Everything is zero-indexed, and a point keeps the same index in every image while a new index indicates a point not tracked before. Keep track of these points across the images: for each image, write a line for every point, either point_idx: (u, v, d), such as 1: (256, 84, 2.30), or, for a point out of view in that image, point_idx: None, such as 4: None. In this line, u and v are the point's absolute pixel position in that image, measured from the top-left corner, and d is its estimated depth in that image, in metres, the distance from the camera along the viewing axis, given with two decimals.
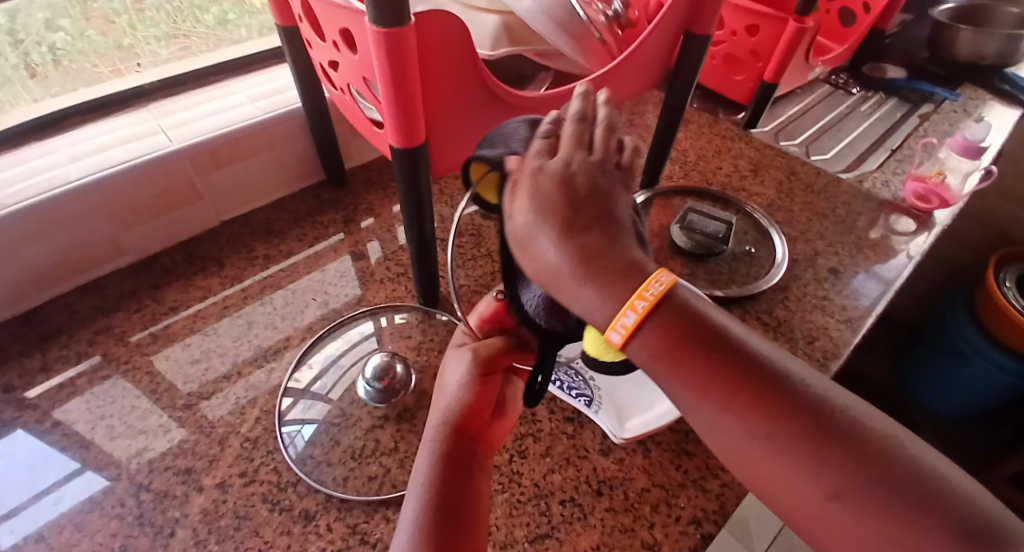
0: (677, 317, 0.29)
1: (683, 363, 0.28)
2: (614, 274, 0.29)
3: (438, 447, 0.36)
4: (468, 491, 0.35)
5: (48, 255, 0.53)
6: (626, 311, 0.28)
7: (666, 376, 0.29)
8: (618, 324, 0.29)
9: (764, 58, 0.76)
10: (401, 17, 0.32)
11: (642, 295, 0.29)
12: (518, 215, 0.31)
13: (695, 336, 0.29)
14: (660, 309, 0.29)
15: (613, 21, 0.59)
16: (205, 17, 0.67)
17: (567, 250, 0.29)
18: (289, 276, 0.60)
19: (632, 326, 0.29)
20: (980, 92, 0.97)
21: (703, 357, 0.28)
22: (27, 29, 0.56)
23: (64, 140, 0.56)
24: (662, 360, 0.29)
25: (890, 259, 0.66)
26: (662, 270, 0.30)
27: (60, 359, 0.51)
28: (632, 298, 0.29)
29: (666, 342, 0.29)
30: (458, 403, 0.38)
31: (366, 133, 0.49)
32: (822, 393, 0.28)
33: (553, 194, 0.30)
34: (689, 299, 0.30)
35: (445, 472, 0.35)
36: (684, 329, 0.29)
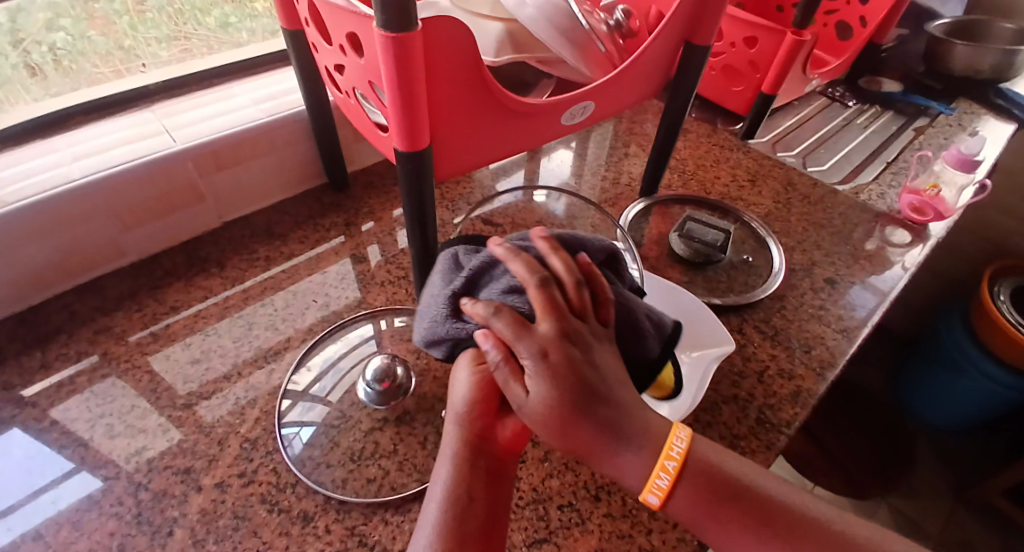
0: (702, 477, 0.35)
1: (713, 511, 0.34)
2: (642, 442, 0.35)
3: (456, 451, 0.38)
4: (484, 494, 0.37)
5: (48, 253, 0.53)
6: (659, 476, 0.35)
7: (698, 524, 0.35)
8: (654, 488, 0.35)
9: (762, 69, 0.77)
10: (408, 22, 0.33)
11: (670, 455, 0.35)
12: (529, 403, 0.34)
13: (718, 490, 0.35)
14: (687, 466, 0.35)
15: (614, 31, 0.60)
16: (206, 20, 0.67)
17: (589, 432, 0.34)
18: (290, 278, 0.60)
19: (666, 488, 0.35)
20: (975, 106, 0.98)
21: (725, 503, 0.35)
22: (28, 29, 0.55)
23: (67, 139, 0.57)
24: (690, 512, 0.35)
25: (886, 270, 0.67)
26: (679, 425, 0.36)
27: (60, 358, 0.51)
28: (661, 460, 0.35)
29: (698, 499, 0.35)
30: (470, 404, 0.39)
31: (371, 137, 0.49)
32: (815, 514, 0.35)
33: (557, 386, 0.34)
34: (703, 450, 0.37)
35: (462, 474, 0.37)
36: (709, 482, 0.35)
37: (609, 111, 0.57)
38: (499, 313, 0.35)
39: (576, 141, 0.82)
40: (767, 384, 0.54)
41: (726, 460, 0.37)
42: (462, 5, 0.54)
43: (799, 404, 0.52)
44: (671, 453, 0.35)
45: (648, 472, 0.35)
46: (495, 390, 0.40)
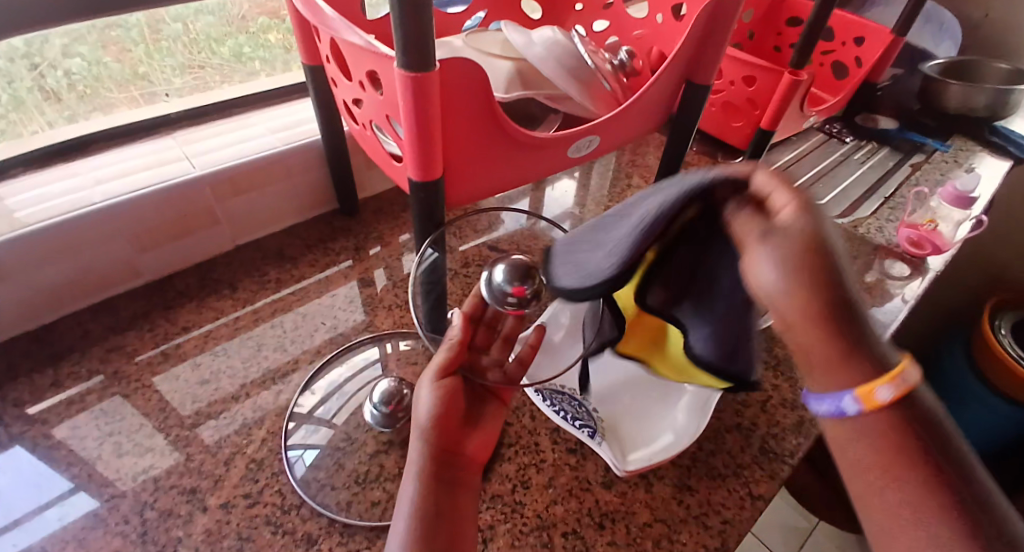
0: (910, 418, 0.31)
1: (896, 444, 0.30)
2: (850, 357, 0.31)
3: (420, 465, 0.38)
4: (450, 503, 0.38)
5: (66, 273, 0.54)
6: (886, 382, 0.30)
7: (875, 444, 0.30)
8: (879, 384, 0.30)
9: (761, 106, 0.80)
10: (426, 61, 0.35)
11: (896, 378, 0.30)
12: (765, 274, 0.30)
13: (922, 434, 0.30)
14: (905, 400, 0.30)
15: (618, 70, 0.63)
16: (221, 50, 0.69)
17: (812, 305, 0.30)
18: (299, 300, 0.61)
19: (890, 391, 0.30)
20: (970, 143, 1.01)
21: (919, 446, 0.30)
22: (44, 54, 0.56)
23: (89, 164, 0.59)
24: (888, 434, 0.30)
25: (885, 302, 0.68)
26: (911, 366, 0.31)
27: (71, 376, 0.52)
28: (889, 375, 0.30)
29: (883, 429, 0.30)
30: (432, 417, 0.40)
31: (385, 166, 0.51)
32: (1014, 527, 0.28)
33: (806, 270, 0.30)
34: (929, 404, 0.31)
35: (428, 488, 0.37)
36: (919, 427, 0.30)
37: (614, 145, 0.59)
38: (757, 234, 0.31)
39: (580, 171, 0.84)
40: (770, 413, 0.54)
41: (948, 423, 0.31)
42: (473, 46, 0.57)
43: (802, 434, 0.53)
44: (899, 379, 0.30)
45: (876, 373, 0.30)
46: (455, 405, 0.42)
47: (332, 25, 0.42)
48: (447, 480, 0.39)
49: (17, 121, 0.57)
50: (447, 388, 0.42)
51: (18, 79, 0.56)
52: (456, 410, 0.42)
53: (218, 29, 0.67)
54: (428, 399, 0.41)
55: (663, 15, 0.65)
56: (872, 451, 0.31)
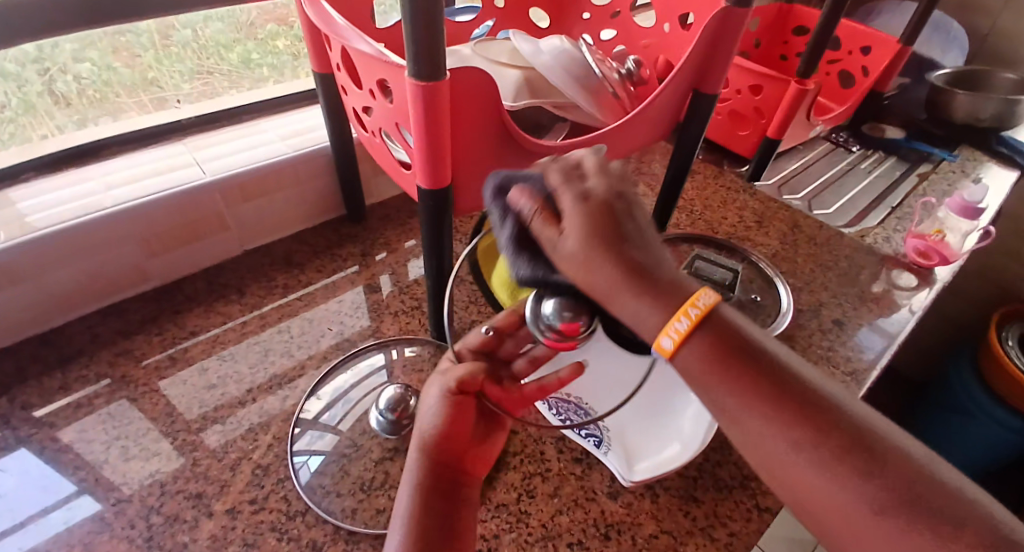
0: (719, 334, 0.32)
1: (730, 370, 0.32)
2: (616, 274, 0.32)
3: (418, 471, 0.39)
4: (448, 517, 0.38)
5: (76, 278, 0.55)
6: (680, 318, 0.32)
7: (703, 381, 0.32)
8: (671, 330, 0.32)
9: (767, 115, 0.80)
10: (437, 72, 0.35)
11: (693, 306, 0.32)
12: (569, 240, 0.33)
13: (735, 346, 0.32)
14: (705, 320, 0.33)
15: (625, 79, 0.63)
16: (229, 56, 0.69)
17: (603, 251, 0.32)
18: (306, 305, 0.62)
19: (683, 335, 0.32)
20: (977, 154, 1.01)
21: (742, 361, 0.32)
22: (55, 58, 0.56)
23: (100, 169, 0.59)
24: (700, 368, 0.32)
25: (892, 313, 0.68)
26: (704, 290, 0.33)
27: (79, 379, 0.52)
28: (684, 307, 0.32)
29: (713, 346, 0.32)
30: (433, 425, 0.41)
31: (393, 174, 0.52)
32: (842, 401, 0.31)
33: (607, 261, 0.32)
34: (735, 319, 0.34)
35: (424, 492, 0.38)
36: (727, 339, 0.32)
37: (621, 154, 0.59)
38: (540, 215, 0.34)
39: None
40: None
41: (750, 329, 0.34)
42: (482, 54, 0.57)
43: None
44: (693, 307, 0.32)
45: (671, 315, 0.32)
46: (460, 417, 0.42)
47: (342, 34, 0.43)
48: (444, 497, 0.39)
49: (29, 124, 0.58)
50: (458, 405, 0.42)
51: (28, 83, 0.56)
52: (461, 427, 0.42)
53: (227, 36, 0.68)
54: (431, 412, 0.41)
55: (669, 24, 0.66)
56: (710, 391, 0.32)
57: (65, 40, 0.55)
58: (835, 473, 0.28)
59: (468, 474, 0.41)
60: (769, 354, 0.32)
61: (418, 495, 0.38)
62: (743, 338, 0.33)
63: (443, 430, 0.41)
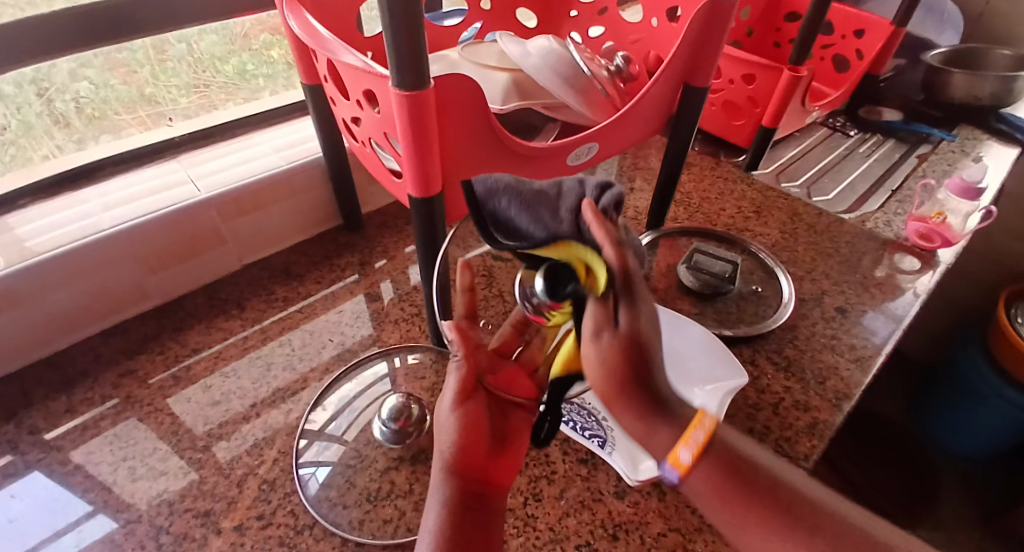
0: (723, 460, 0.32)
1: (735, 497, 0.31)
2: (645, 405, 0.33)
3: (447, 493, 0.37)
4: (474, 527, 0.37)
5: (76, 300, 0.55)
6: (686, 443, 0.31)
7: (716, 510, 0.32)
8: (688, 443, 0.31)
9: (762, 104, 0.79)
10: (421, 80, 0.35)
11: (695, 432, 0.32)
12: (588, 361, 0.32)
13: (743, 475, 0.32)
14: (710, 446, 0.32)
15: (615, 76, 0.63)
16: (225, 68, 0.70)
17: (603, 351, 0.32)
18: (306, 317, 0.62)
19: (689, 464, 0.31)
20: (977, 132, 1.00)
21: (745, 493, 0.31)
22: (52, 78, 0.57)
23: (96, 190, 0.59)
24: (710, 490, 0.32)
25: (897, 297, 0.67)
26: (703, 411, 0.33)
27: (84, 402, 0.53)
28: (688, 430, 0.32)
29: (718, 474, 0.32)
30: (454, 442, 0.38)
31: (385, 182, 0.52)
32: (857, 520, 0.31)
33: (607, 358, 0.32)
34: (734, 441, 0.34)
35: (455, 515, 0.36)
36: (734, 464, 0.32)
37: (615, 151, 0.59)
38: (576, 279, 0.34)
39: (583, 175, 0.84)
40: (783, 417, 0.54)
41: (750, 450, 0.34)
42: (470, 58, 0.57)
43: (816, 437, 0.52)
44: (701, 426, 0.32)
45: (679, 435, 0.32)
46: (481, 429, 0.39)
47: (329, 47, 0.43)
48: (465, 515, 0.36)
49: (29, 145, 0.59)
50: (471, 414, 0.39)
51: (27, 105, 0.57)
52: (482, 438, 0.39)
53: (222, 48, 0.69)
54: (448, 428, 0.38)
55: (657, 18, 0.65)
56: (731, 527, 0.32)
57: (63, 60, 0.56)
58: None
59: (492, 480, 0.39)
60: (772, 476, 0.32)
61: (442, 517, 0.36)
62: (757, 468, 0.32)
63: (464, 446, 0.38)
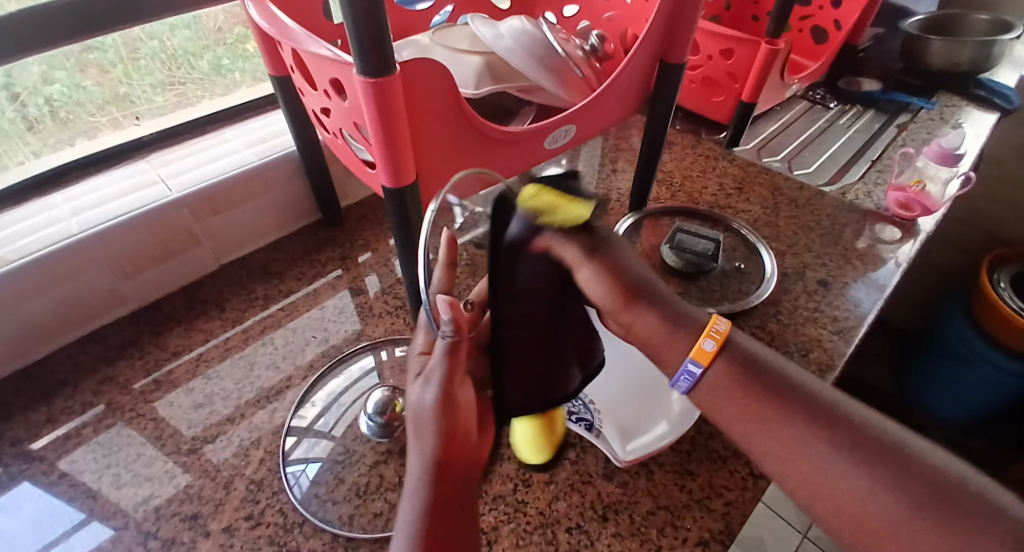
0: (737, 356, 0.40)
1: (746, 381, 0.38)
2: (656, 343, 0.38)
3: (426, 476, 0.33)
4: (450, 510, 0.33)
5: (50, 308, 0.54)
6: (707, 334, 0.41)
7: (726, 391, 0.39)
8: (710, 334, 0.41)
9: (740, 79, 0.78)
10: (386, 65, 0.34)
11: (711, 333, 0.41)
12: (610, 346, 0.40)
13: (762, 368, 0.39)
14: (726, 346, 0.40)
15: (590, 56, 0.62)
16: (199, 64, 0.68)
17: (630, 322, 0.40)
18: (289, 315, 0.61)
19: (710, 350, 0.40)
20: (956, 100, 0.99)
21: (762, 381, 0.38)
22: (23, 82, 0.56)
23: (65, 195, 0.58)
24: (723, 388, 0.39)
25: (879, 267, 0.68)
26: (719, 318, 0.42)
27: (66, 411, 0.52)
28: (709, 329, 0.41)
29: (732, 361, 0.39)
30: (435, 425, 0.34)
31: (359, 174, 0.51)
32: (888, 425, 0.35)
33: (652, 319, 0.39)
34: (746, 342, 0.41)
35: (436, 494, 0.33)
36: (744, 363, 0.39)
37: (593, 132, 0.58)
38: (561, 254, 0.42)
39: (565, 158, 0.83)
40: None
41: (760, 349, 0.41)
42: (441, 43, 0.56)
43: None
44: (715, 329, 0.41)
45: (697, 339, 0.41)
46: (460, 419, 0.36)
47: (293, 37, 0.41)
48: (443, 498, 0.33)
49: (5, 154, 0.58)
50: (449, 397, 0.36)
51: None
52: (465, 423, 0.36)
53: (195, 43, 0.67)
54: (432, 404, 0.35)
55: None
56: (735, 410, 0.38)
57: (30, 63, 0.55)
58: (873, 486, 0.32)
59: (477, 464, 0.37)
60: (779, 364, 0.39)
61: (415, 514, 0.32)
62: (786, 377, 0.38)
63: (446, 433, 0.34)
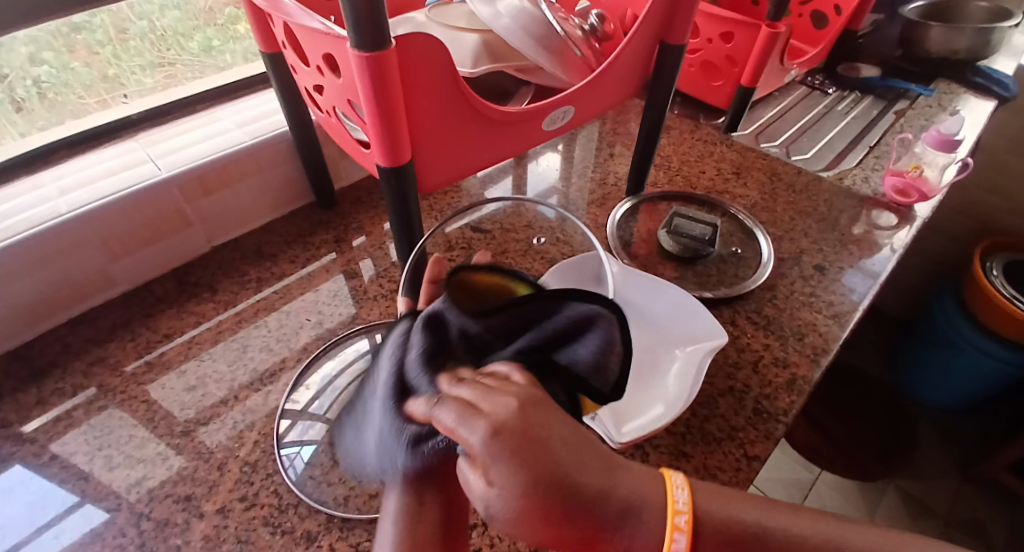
0: (716, 528, 0.31)
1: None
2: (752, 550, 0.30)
3: (406, 469, 0.35)
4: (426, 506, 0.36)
5: (38, 289, 0.53)
6: (674, 530, 0.29)
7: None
8: (672, 540, 0.29)
9: (740, 63, 0.77)
10: (381, 40, 0.33)
11: (677, 507, 0.30)
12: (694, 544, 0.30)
13: (737, 545, 0.30)
14: (697, 519, 0.31)
15: (590, 35, 0.61)
16: (189, 45, 0.67)
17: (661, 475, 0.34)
18: (282, 298, 0.60)
19: (687, 529, 0.29)
20: (954, 87, 0.98)
21: (744, 547, 0.30)
22: (10, 63, 0.55)
23: (53, 173, 0.57)
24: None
25: (874, 254, 0.67)
26: (674, 474, 0.32)
27: (56, 393, 0.51)
28: (671, 514, 0.30)
29: (717, 531, 0.31)
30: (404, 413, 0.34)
31: (354, 154, 0.50)
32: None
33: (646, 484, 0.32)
34: (719, 510, 0.31)
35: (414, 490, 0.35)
36: (726, 536, 0.31)
37: (591, 114, 0.58)
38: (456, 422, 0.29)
39: (561, 143, 0.82)
40: (762, 374, 0.54)
41: (737, 507, 0.32)
42: (438, 20, 0.55)
43: (795, 392, 0.53)
44: (678, 494, 0.31)
45: (660, 542, 0.29)
46: None
47: (284, 10, 0.40)
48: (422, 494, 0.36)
49: None
50: None
51: None
52: None
53: (185, 24, 0.66)
54: (397, 395, 0.34)
55: None
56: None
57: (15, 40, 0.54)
58: None
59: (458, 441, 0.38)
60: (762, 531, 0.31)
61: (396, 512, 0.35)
62: (740, 529, 0.31)
63: None
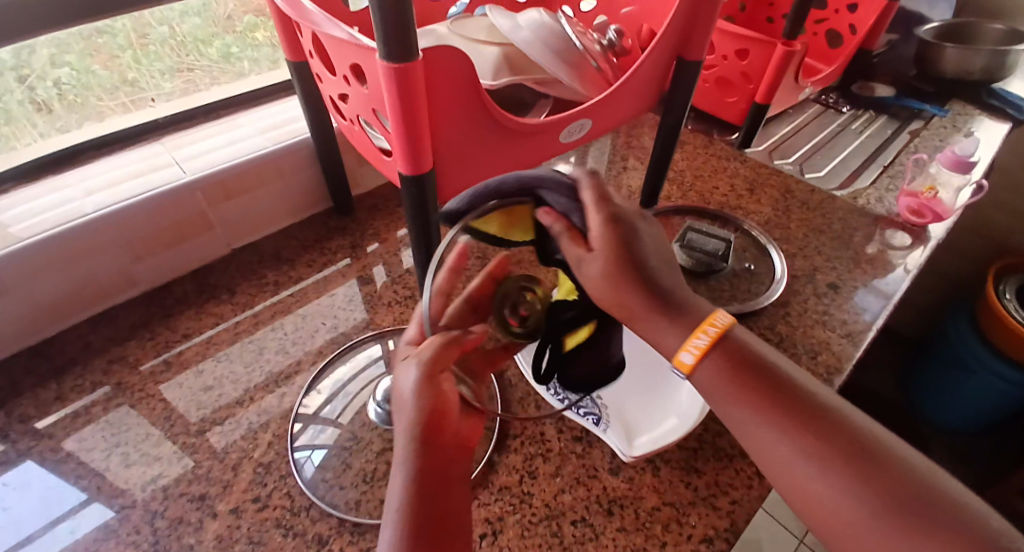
0: (733, 353, 0.38)
1: (739, 380, 0.36)
2: (763, 387, 0.36)
3: (415, 465, 0.34)
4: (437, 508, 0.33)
5: (62, 287, 0.54)
6: (699, 336, 0.38)
7: (725, 396, 0.37)
8: (692, 346, 0.38)
9: (755, 80, 0.78)
10: (410, 52, 0.34)
11: (708, 328, 0.38)
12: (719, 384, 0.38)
13: (749, 372, 0.37)
14: (724, 340, 0.38)
15: (608, 50, 0.62)
16: (208, 51, 0.68)
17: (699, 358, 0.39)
18: (298, 302, 0.61)
19: (700, 352, 0.37)
20: (968, 108, 0.99)
21: (750, 379, 0.36)
22: (32, 65, 0.56)
23: (79, 174, 0.58)
24: (716, 381, 0.37)
25: (889, 273, 0.67)
26: (720, 314, 0.39)
27: (74, 389, 0.52)
28: (703, 327, 0.38)
29: (739, 369, 0.37)
30: (418, 408, 0.34)
31: (375, 162, 0.51)
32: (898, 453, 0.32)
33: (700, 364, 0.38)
34: (747, 338, 0.39)
35: (422, 490, 0.33)
36: (743, 359, 0.37)
37: (607, 128, 0.58)
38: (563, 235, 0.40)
39: (575, 156, 0.83)
40: None
41: (762, 348, 0.39)
42: (459, 32, 0.56)
43: None
44: (709, 329, 0.38)
45: (688, 336, 0.38)
46: (447, 399, 0.36)
47: (313, 21, 0.41)
48: (432, 494, 0.33)
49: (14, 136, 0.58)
50: (435, 386, 0.36)
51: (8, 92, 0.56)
52: (448, 402, 0.36)
53: (205, 30, 0.67)
54: (411, 394, 0.35)
55: None
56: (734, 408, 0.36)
57: (40, 44, 0.55)
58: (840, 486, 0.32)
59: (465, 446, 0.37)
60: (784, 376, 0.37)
61: (401, 515, 0.32)
62: (761, 364, 0.37)
63: (431, 414, 0.35)
